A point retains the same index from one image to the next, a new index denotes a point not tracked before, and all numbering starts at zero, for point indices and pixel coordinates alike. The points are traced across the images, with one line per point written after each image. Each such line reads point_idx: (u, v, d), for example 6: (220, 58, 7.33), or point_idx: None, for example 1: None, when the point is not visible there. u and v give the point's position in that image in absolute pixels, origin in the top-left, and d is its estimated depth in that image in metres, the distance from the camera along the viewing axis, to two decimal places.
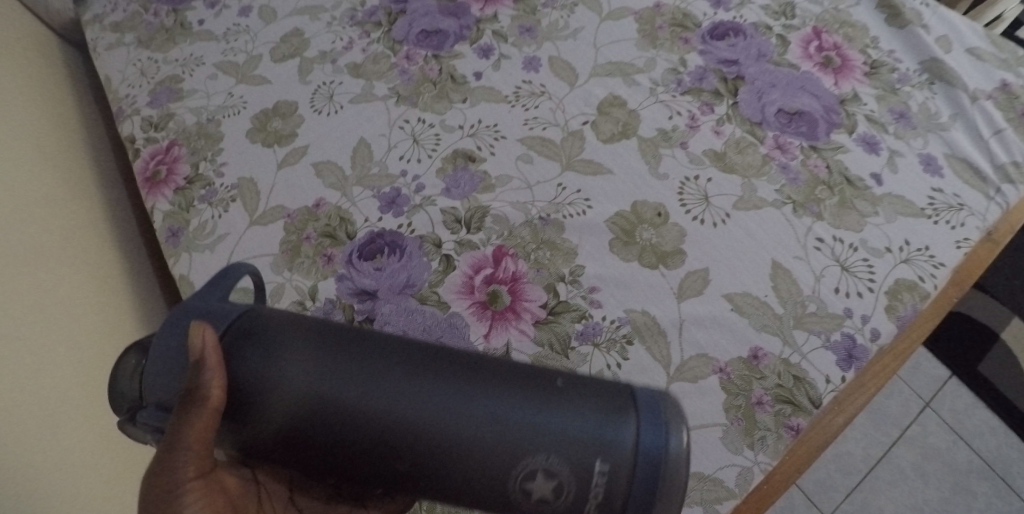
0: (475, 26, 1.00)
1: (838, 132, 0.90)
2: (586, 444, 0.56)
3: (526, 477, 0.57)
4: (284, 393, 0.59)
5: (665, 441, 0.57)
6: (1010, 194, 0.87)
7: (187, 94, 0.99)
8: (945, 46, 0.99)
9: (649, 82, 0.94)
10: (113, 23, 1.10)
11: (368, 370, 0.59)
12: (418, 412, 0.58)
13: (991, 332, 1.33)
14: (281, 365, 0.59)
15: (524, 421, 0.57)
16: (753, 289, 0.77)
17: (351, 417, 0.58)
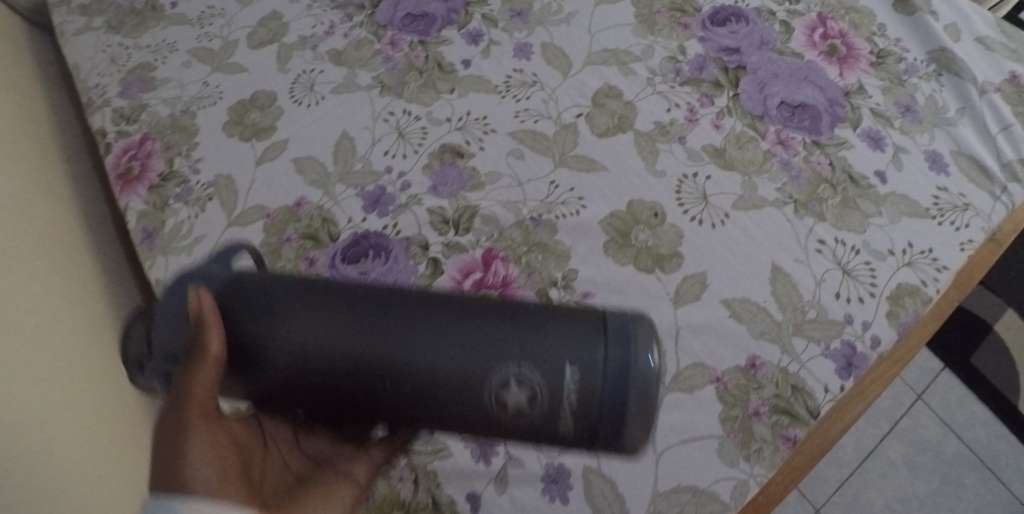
0: (463, 9, 0.97)
1: (842, 126, 0.87)
2: (557, 363, 0.54)
3: (503, 406, 0.55)
4: (256, 346, 0.57)
5: (638, 360, 0.55)
6: (1016, 193, 0.85)
7: (159, 83, 0.98)
8: (954, 34, 0.96)
9: (646, 71, 0.90)
10: (81, 5, 1.06)
11: (336, 309, 0.57)
12: (386, 345, 0.56)
13: (987, 322, 1.32)
14: (251, 318, 0.57)
15: (492, 345, 0.55)
16: (752, 294, 0.75)
17: (322, 358, 0.56)
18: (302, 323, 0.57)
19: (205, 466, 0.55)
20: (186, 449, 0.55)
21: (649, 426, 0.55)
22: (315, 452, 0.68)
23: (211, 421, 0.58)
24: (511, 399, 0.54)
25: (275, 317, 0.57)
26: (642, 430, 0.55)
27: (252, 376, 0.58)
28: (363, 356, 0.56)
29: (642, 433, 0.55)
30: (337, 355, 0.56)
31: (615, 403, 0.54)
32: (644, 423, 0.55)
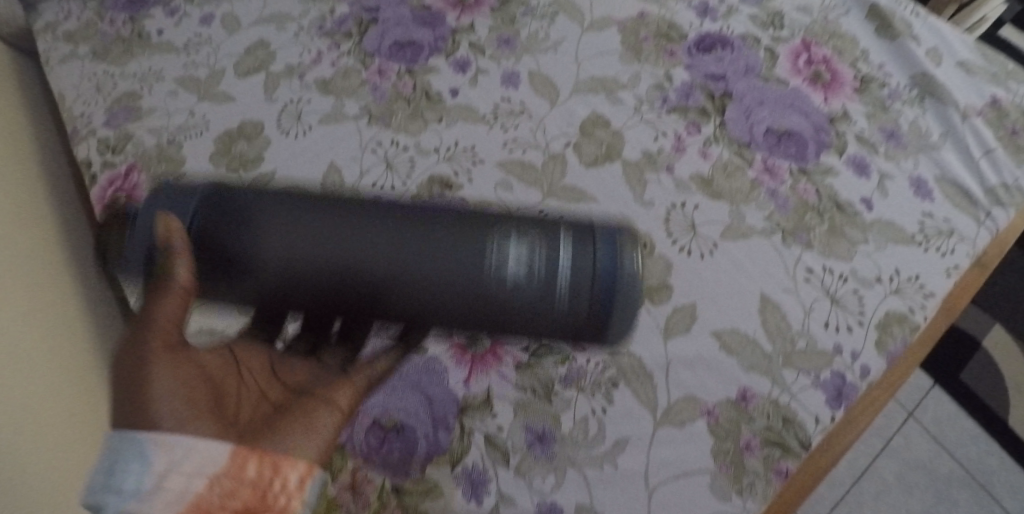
0: (450, 37, 0.98)
1: (827, 153, 0.87)
2: (553, 255, 0.67)
3: (507, 286, 0.66)
4: (286, 247, 0.66)
5: (622, 259, 0.68)
6: (1000, 218, 0.86)
7: (145, 112, 0.97)
8: (935, 59, 0.96)
9: (633, 99, 0.90)
10: (66, 32, 1.06)
11: (359, 215, 0.68)
12: (405, 241, 0.67)
13: (973, 338, 1.33)
14: (281, 221, 0.67)
15: (496, 239, 0.68)
16: (741, 325, 0.76)
17: (347, 255, 0.66)
18: (331, 226, 0.67)
19: (169, 392, 0.60)
20: (149, 374, 0.60)
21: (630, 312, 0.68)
22: (293, 381, 0.71)
23: (174, 353, 0.63)
24: (514, 285, 0.66)
25: (307, 218, 0.68)
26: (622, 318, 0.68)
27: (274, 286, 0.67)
28: (383, 251, 0.66)
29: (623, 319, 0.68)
30: (360, 254, 0.66)
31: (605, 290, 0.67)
32: (624, 314, 0.68)
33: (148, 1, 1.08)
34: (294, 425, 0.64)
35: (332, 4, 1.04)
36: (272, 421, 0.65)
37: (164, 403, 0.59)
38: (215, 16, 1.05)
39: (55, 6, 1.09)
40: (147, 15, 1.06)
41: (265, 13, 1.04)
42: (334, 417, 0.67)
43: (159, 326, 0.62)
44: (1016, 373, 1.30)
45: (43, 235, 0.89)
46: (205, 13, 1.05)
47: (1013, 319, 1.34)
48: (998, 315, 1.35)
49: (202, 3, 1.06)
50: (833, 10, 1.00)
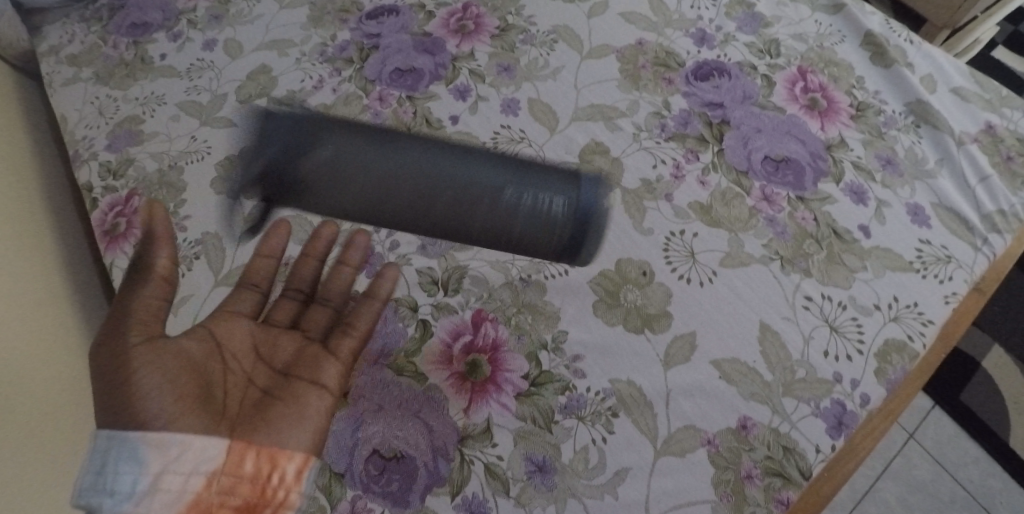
0: (451, 64, 0.99)
1: (825, 180, 0.87)
2: (559, 190, 0.76)
3: (519, 211, 0.75)
4: (324, 166, 0.76)
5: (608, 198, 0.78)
6: (997, 244, 0.86)
7: (147, 137, 0.98)
8: (930, 86, 0.97)
9: (632, 127, 0.91)
10: (70, 55, 1.08)
11: (383, 137, 0.79)
12: (434, 166, 0.76)
13: (972, 360, 1.33)
14: (320, 140, 0.77)
15: (508, 174, 0.77)
16: (741, 354, 0.76)
17: (376, 171, 0.76)
18: (361, 144, 0.78)
19: (155, 388, 0.64)
20: (128, 370, 0.64)
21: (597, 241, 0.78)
22: (280, 359, 0.73)
23: (151, 347, 0.65)
24: (523, 210, 0.76)
25: (341, 141, 0.77)
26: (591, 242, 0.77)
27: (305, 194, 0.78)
28: (408, 171, 0.76)
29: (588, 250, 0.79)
30: (387, 174, 0.76)
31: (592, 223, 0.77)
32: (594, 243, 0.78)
33: (150, 26, 1.09)
34: (283, 414, 0.69)
35: (333, 31, 1.05)
36: (258, 407, 0.69)
37: (153, 401, 0.64)
38: (217, 40, 1.06)
39: (59, 30, 1.10)
40: (150, 40, 1.07)
41: (266, 38, 1.05)
42: (324, 399, 0.71)
43: (133, 321, 0.66)
44: (1016, 396, 1.30)
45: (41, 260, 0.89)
46: (208, 38, 1.06)
47: (1010, 341, 1.35)
48: (997, 336, 1.35)
49: (205, 29, 1.07)
50: (829, 38, 1.00)
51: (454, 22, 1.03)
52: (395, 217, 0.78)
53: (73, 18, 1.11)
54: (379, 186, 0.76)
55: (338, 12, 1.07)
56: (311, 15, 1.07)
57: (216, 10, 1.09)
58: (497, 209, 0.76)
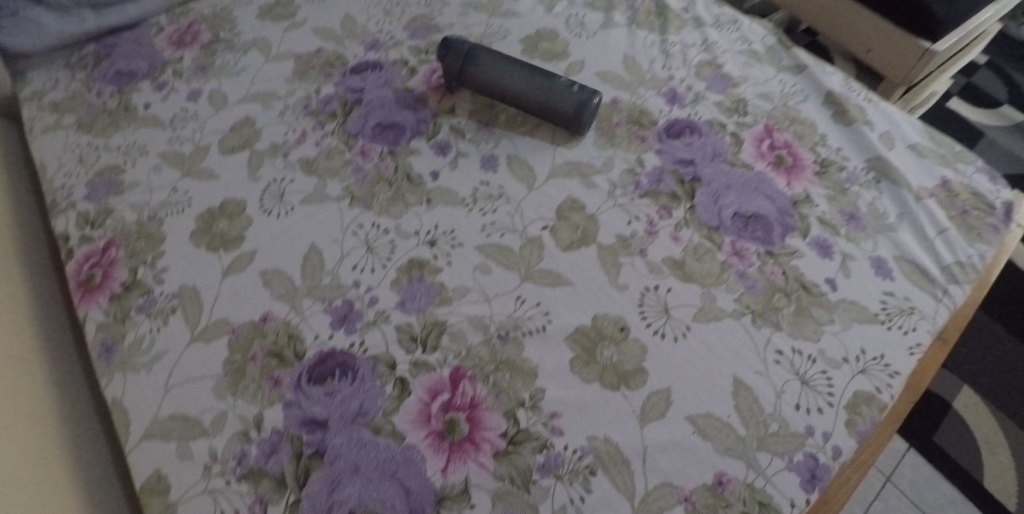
0: (432, 120, 1.02)
1: (792, 235, 0.90)
2: (567, 92, 0.96)
3: (547, 104, 0.96)
4: (482, 81, 0.99)
5: (590, 94, 0.96)
6: (957, 294, 0.88)
7: (128, 187, 0.98)
8: (889, 142, 1.00)
9: (607, 183, 0.94)
10: (53, 102, 1.09)
11: (520, 68, 0.97)
12: (522, 78, 0.97)
13: (945, 401, 1.36)
14: (485, 61, 0.98)
15: (555, 83, 0.97)
16: (716, 409, 0.77)
17: (501, 87, 0.98)
18: (504, 69, 0.97)
19: None
20: None
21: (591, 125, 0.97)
22: None
23: None
24: (554, 111, 0.96)
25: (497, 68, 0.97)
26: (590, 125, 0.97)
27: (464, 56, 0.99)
28: (511, 86, 0.97)
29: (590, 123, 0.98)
30: (504, 85, 0.98)
31: (576, 115, 0.95)
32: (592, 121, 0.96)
33: (136, 75, 1.10)
34: None
35: (317, 84, 1.07)
36: None
37: None
38: (202, 91, 1.07)
39: (43, 76, 1.13)
40: (135, 89, 1.09)
41: (251, 91, 1.07)
42: None
43: None
44: (988, 437, 1.32)
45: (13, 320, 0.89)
46: (193, 89, 1.08)
47: (980, 383, 1.38)
48: (965, 377, 1.38)
49: (190, 79, 1.09)
50: (793, 96, 1.04)
51: (436, 79, 1.06)
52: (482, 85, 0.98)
53: (58, 64, 1.14)
54: (496, 90, 0.98)
55: (323, 66, 1.09)
56: (296, 68, 1.09)
57: (202, 61, 1.11)
58: (533, 104, 0.97)
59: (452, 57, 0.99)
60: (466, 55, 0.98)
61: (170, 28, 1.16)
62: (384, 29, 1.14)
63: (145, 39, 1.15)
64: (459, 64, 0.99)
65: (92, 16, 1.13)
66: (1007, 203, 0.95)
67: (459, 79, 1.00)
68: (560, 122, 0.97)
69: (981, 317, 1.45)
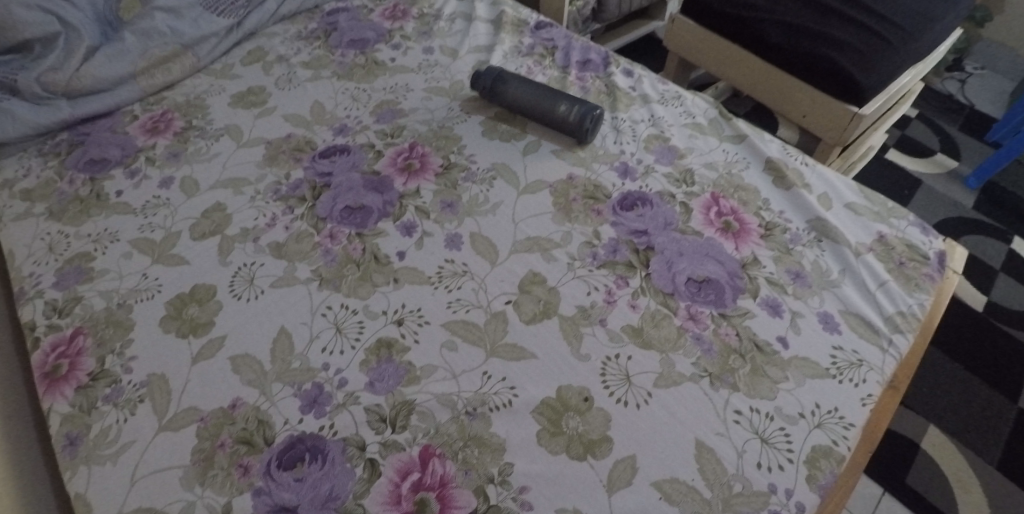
0: (398, 201, 1.06)
1: (743, 297, 0.94)
2: (574, 105, 1.11)
3: (557, 116, 1.11)
4: (507, 98, 1.15)
5: (593, 106, 1.10)
6: (901, 344, 0.92)
7: (98, 274, 1.00)
8: (827, 203, 1.06)
9: (567, 256, 0.98)
10: (24, 189, 1.11)
11: (537, 88, 1.13)
12: (538, 97, 1.13)
13: (911, 440, 1.30)
14: (510, 82, 1.15)
15: (563, 100, 1.12)
16: (681, 473, 0.80)
17: (522, 105, 1.14)
18: (525, 88, 1.14)
19: None
20: None
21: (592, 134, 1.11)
22: None
23: None
24: (562, 121, 1.11)
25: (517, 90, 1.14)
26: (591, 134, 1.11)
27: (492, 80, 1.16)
28: (530, 102, 1.13)
29: (594, 133, 1.12)
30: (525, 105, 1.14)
31: (579, 123, 1.10)
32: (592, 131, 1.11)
33: (108, 163, 1.13)
34: None
35: (287, 170, 1.11)
36: None
37: None
38: (174, 178, 1.10)
39: (15, 163, 1.15)
40: (108, 176, 1.11)
41: (222, 177, 1.10)
42: None
43: None
44: (958, 474, 1.26)
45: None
46: (165, 176, 1.11)
47: (943, 418, 1.32)
48: (931, 417, 1.32)
49: (163, 166, 1.12)
50: (736, 165, 1.11)
51: (401, 161, 1.11)
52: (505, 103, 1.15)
53: (31, 152, 1.16)
54: (519, 106, 1.15)
55: (292, 151, 1.13)
56: (267, 153, 1.13)
57: (175, 148, 1.15)
58: (546, 116, 1.13)
59: (483, 79, 1.16)
60: (495, 77, 1.16)
61: (144, 117, 1.20)
62: (352, 115, 1.19)
63: (119, 127, 1.19)
64: (489, 84, 1.16)
65: (67, 105, 1.17)
66: (940, 253, 1.01)
67: (488, 97, 1.17)
68: (567, 132, 1.12)
69: (933, 352, 1.41)
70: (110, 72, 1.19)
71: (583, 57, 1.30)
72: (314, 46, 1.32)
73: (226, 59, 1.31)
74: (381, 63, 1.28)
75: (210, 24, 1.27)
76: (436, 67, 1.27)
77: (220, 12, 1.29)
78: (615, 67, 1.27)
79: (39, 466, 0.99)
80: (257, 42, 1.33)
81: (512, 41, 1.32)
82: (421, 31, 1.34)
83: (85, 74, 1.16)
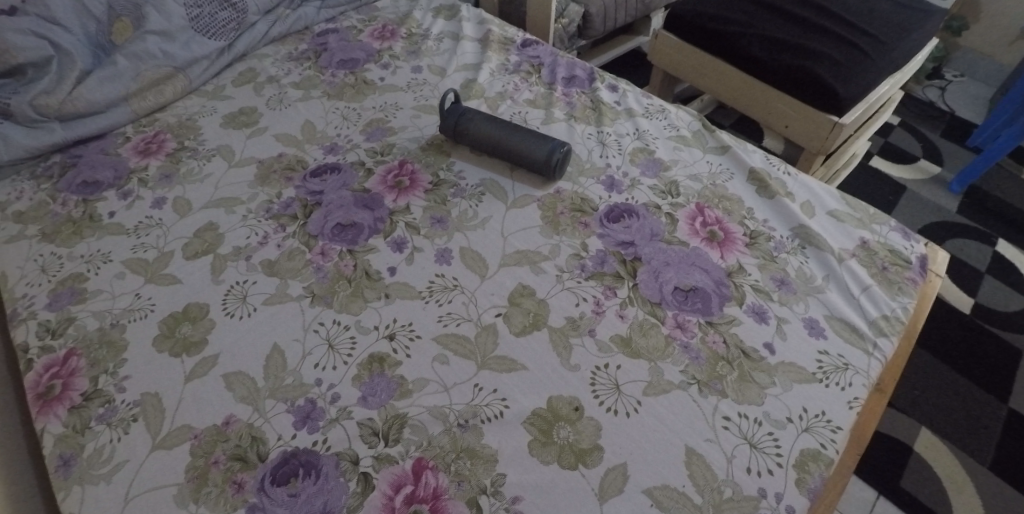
0: (389, 217, 1.07)
1: (730, 304, 0.95)
2: (541, 143, 1.09)
3: (524, 153, 1.09)
4: (472, 136, 1.13)
5: (560, 143, 1.09)
6: (886, 346, 0.93)
7: (91, 294, 1.00)
8: (809, 211, 1.08)
9: (555, 269, 1.00)
10: (16, 212, 1.12)
11: (502, 126, 1.11)
12: (504, 134, 1.11)
13: (903, 443, 1.31)
14: (475, 120, 1.13)
15: (529, 137, 1.10)
16: (671, 480, 0.81)
17: (487, 143, 1.12)
18: (489, 125, 1.12)
19: None
20: None
21: (559, 171, 1.09)
22: None
23: None
24: (529, 159, 1.09)
25: (482, 128, 1.12)
26: (558, 171, 1.09)
27: (455, 119, 1.14)
28: (495, 139, 1.11)
29: (562, 169, 1.11)
30: (490, 143, 1.12)
31: (547, 160, 1.08)
32: (560, 169, 1.09)
33: (101, 185, 1.14)
34: None
35: (278, 189, 1.12)
36: None
37: None
38: (167, 199, 1.11)
39: (8, 186, 1.15)
40: (100, 198, 1.12)
41: (214, 196, 1.11)
42: None
43: None
44: (950, 474, 1.27)
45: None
46: (157, 197, 1.12)
47: (934, 421, 1.33)
48: (923, 420, 1.33)
49: (155, 187, 1.13)
50: (720, 175, 1.13)
51: (391, 179, 1.13)
52: (470, 142, 1.13)
53: (24, 175, 1.17)
54: (484, 143, 1.12)
55: (284, 170, 1.15)
56: (258, 173, 1.14)
57: (166, 169, 1.16)
58: (512, 153, 1.10)
59: (447, 119, 1.14)
60: (459, 115, 1.13)
61: (136, 139, 1.22)
62: (342, 133, 1.21)
63: (111, 149, 1.20)
64: (453, 123, 1.13)
65: (60, 128, 1.18)
66: (921, 257, 1.03)
67: (453, 136, 1.15)
68: (534, 170, 1.10)
69: (922, 356, 1.42)
70: (102, 95, 1.20)
71: (569, 73, 1.32)
72: (305, 67, 1.34)
73: (217, 80, 1.33)
74: (371, 83, 1.30)
75: (201, 46, 1.29)
76: (424, 86, 1.29)
77: (212, 34, 1.31)
78: (601, 83, 1.30)
79: (32, 488, 0.99)
80: (248, 64, 1.35)
81: (499, 59, 1.34)
82: (410, 50, 1.36)
83: (77, 97, 1.18)
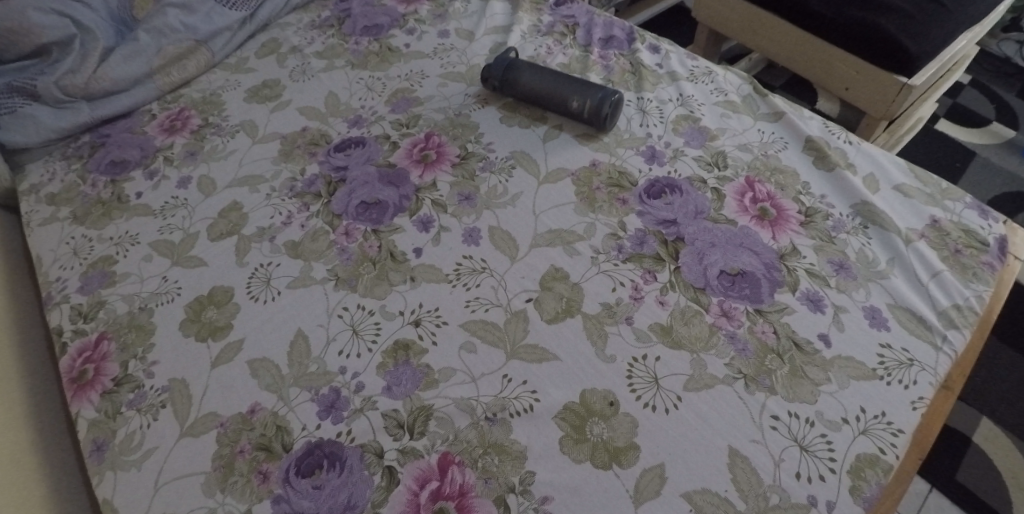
0: (415, 195, 1.02)
1: (781, 291, 0.88)
2: (590, 92, 1.04)
3: (573, 105, 1.05)
4: (522, 89, 1.08)
5: (611, 91, 1.04)
6: (956, 340, 0.85)
7: (120, 277, 0.99)
8: (873, 186, 0.98)
9: (590, 250, 0.93)
10: (49, 194, 1.11)
11: (550, 76, 1.07)
12: (552, 86, 1.06)
13: (963, 434, 1.22)
14: (522, 71, 1.08)
15: (578, 87, 1.05)
16: (713, 484, 0.75)
17: (535, 97, 1.08)
18: (538, 77, 1.07)
19: None
20: None
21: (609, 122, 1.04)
22: None
23: None
24: (578, 108, 1.04)
25: (530, 80, 1.07)
26: (609, 121, 1.04)
27: (503, 71, 1.09)
28: (543, 92, 1.07)
29: (612, 120, 1.05)
30: (538, 96, 1.08)
31: (597, 110, 1.03)
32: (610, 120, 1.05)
33: (129, 163, 1.12)
34: None
35: (302, 165, 1.08)
36: None
37: None
38: (192, 178, 1.08)
39: (41, 168, 1.14)
40: (128, 178, 1.10)
41: (239, 174, 1.08)
42: None
43: None
44: (1015, 470, 1.17)
45: (13, 443, 0.93)
46: (183, 176, 1.09)
47: (998, 411, 1.24)
48: (984, 409, 1.24)
49: (181, 166, 1.10)
50: (774, 145, 1.03)
51: (417, 153, 1.07)
52: (517, 95, 1.09)
53: (56, 155, 1.16)
54: (533, 96, 1.08)
55: (308, 146, 1.10)
56: (282, 149, 1.10)
57: (192, 146, 1.13)
58: (561, 104, 1.06)
59: (494, 69, 1.10)
60: (506, 66, 1.09)
61: (162, 115, 1.19)
62: (367, 105, 1.15)
63: (138, 127, 1.17)
64: (500, 74, 1.09)
65: (87, 108, 1.16)
66: (1000, 239, 0.93)
67: (501, 88, 1.10)
68: (584, 120, 1.05)
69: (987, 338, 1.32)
70: (127, 72, 1.17)
71: (606, 34, 1.23)
72: (328, 35, 1.28)
73: (241, 52, 1.28)
74: (396, 50, 1.23)
75: (222, 17, 1.25)
76: (451, 51, 1.22)
77: (233, 5, 1.27)
78: (640, 43, 1.20)
79: None
80: (272, 34, 1.30)
81: (531, 20, 1.26)
82: (437, 13, 1.29)
83: (102, 76, 1.15)
